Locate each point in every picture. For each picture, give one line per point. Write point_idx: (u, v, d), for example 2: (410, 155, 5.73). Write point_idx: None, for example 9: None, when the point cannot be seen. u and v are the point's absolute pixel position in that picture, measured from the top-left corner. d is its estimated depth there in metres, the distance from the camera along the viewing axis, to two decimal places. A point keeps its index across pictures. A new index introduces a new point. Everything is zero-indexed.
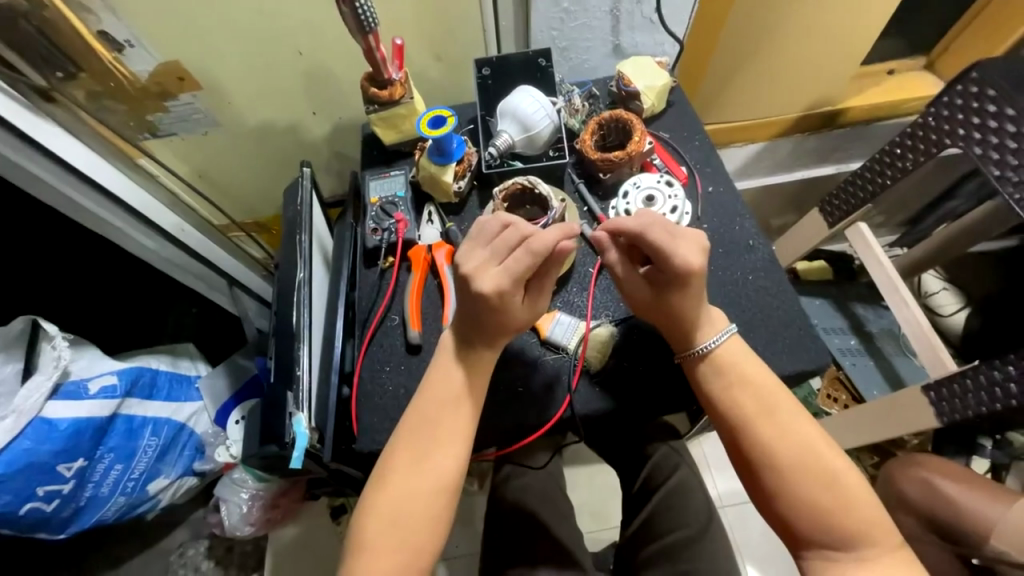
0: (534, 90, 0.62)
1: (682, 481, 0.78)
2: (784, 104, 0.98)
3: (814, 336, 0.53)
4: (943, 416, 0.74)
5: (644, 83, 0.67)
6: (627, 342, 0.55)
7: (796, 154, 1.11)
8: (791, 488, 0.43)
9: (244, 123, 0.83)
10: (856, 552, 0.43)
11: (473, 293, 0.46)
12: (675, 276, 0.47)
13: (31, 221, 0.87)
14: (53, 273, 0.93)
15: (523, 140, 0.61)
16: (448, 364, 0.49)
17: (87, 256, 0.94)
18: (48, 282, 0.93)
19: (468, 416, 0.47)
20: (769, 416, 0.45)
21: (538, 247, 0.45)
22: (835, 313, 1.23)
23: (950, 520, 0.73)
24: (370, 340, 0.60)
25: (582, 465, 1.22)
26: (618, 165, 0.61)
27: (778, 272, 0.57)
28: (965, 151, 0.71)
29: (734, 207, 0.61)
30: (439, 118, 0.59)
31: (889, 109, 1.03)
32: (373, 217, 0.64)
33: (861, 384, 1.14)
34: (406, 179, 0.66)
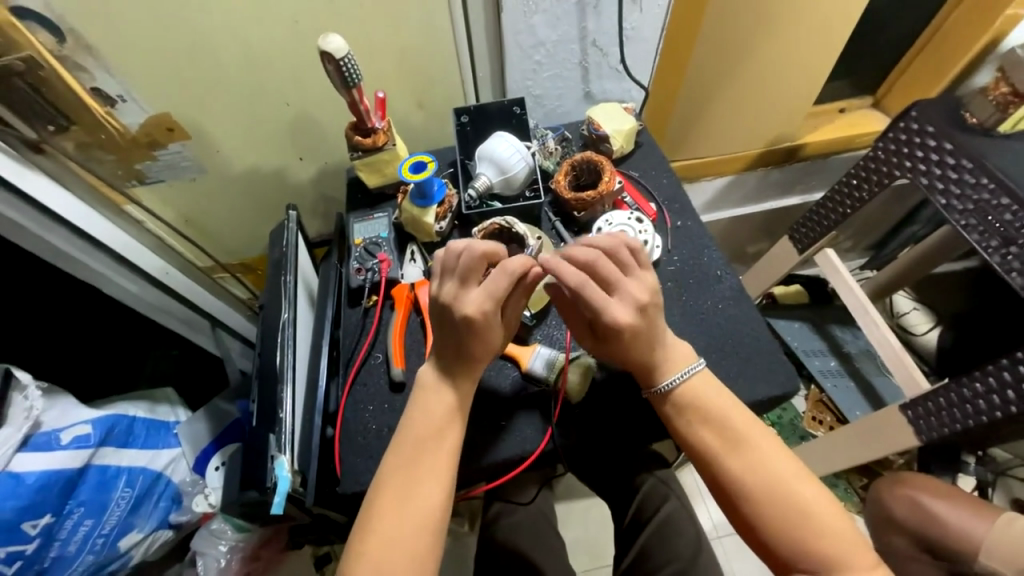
0: (509, 135, 0.66)
1: (671, 512, 0.78)
2: (746, 141, 1.05)
3: (784, 361, 0.55)
4: (921, 435, 0.76)
5: (613, 126, 0.72)
6: (606, 374, 0.57)
7: (762, 186, 1.17)
8: (768, 518, 0.44)
9: (231, 169, 0.86)
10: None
11: (454, 316, 0.48)
12: (609, 331, 0.49)
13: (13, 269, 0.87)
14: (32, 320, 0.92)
15: (500, 181, 0.64)
16: (431, 400, 0.50)
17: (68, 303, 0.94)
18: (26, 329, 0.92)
19: (454, 445, 0.48)
20: (738, 445, 0.47)
21: (512, 267, 0.48)
22: (813, 336, 1.27)
23: (939, 540, 0.74)
24: (354, 379, 0.61)
25: (574, 499, 1.19)
26: (590, 204, 0.65)
27: (747, 301, 0.60)
28: (913, 181, 0.77)
29: (702, 239, 0.65)
30: (420, 164, 0.62)
31: (844, 144, 1.11)
32: (357, 257, 0.66)
33: (844, 406, 1.16)
34: (389, 221, 0.68)
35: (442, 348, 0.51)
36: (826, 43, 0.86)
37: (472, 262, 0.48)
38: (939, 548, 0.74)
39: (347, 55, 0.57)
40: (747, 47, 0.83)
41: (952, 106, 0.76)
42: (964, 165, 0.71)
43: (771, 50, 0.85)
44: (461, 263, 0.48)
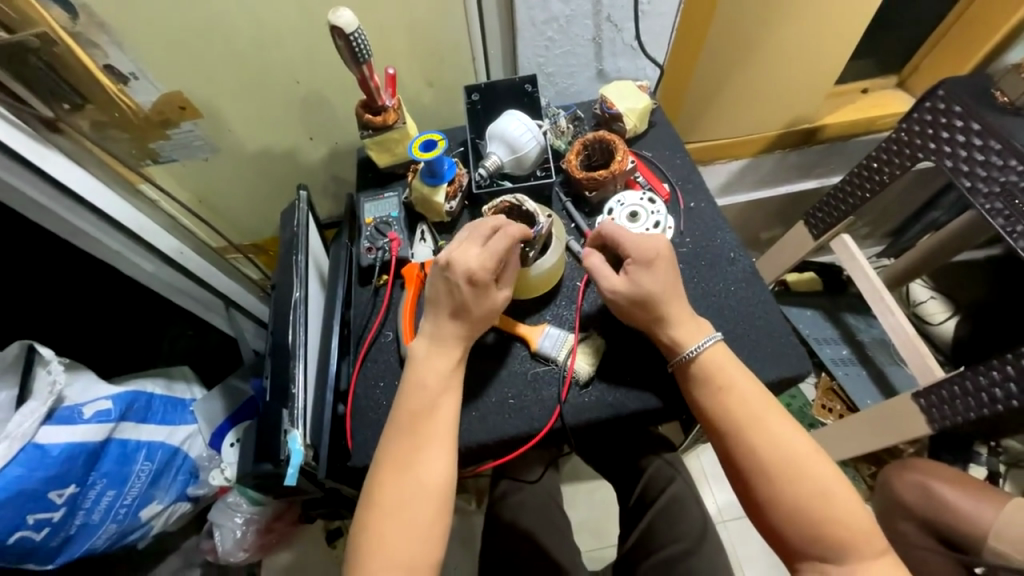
0: (520, 113, 0.65)
1: (676, 494, 0.79)
2: (765, 122, 1.02)
3: (795, 345, 0.55)
4: (933, 422, 0.76)
5: (626, 105, 0.70)
6: (619, 352, 0.55)
7: (779, 169, 1.14)
8: (780, 499, 0.44)
9: (243, 148, 0.86)
10: (846, 566, 0.43)
11: (458, 271, 0.49)
12: (640, 258, 0.50)
13: (34, 247, 0.89)
14: (54, 298, 0.94)
15: (511, 161, 0.64)
16: (437, 377, 0.50)
17: (87, 281, 0.96)
18: (48, 307, 0.94)
19: (451, 408, 0.49)
20: (758, 428, 0.46)
21: (511, 229, 0.51)
22: (826, 323, 1.25)
23: (949, 525, 0.74)
24: (364, 358, 0.61)
25: (580, 481, 1.21)
26: (603, 183, 0.63)
27: (760, 283, 0.59)
28: (938, 164, 0.75)
29: (715, 221, 0.64)
30: (430, 142, 0.62)
31: (864, 125, 1.07)
32: (368, 236, 0.65)
33: (854, 394, 1.15)
34: (399, 201, 0.68)
35: (436, 305, 0.51)
36: (854, 17, 0.82)
37: (480, 230, 0.51)
38: (948, 532, 0.74)
39: (357, 29, 0.56)
40: (770, 21, 0.80)
41: (981, 84, 0.73)
42: (992, 147, 0.69)
43: (796, 24, 0.81)
44: (471, 232, 0.51)
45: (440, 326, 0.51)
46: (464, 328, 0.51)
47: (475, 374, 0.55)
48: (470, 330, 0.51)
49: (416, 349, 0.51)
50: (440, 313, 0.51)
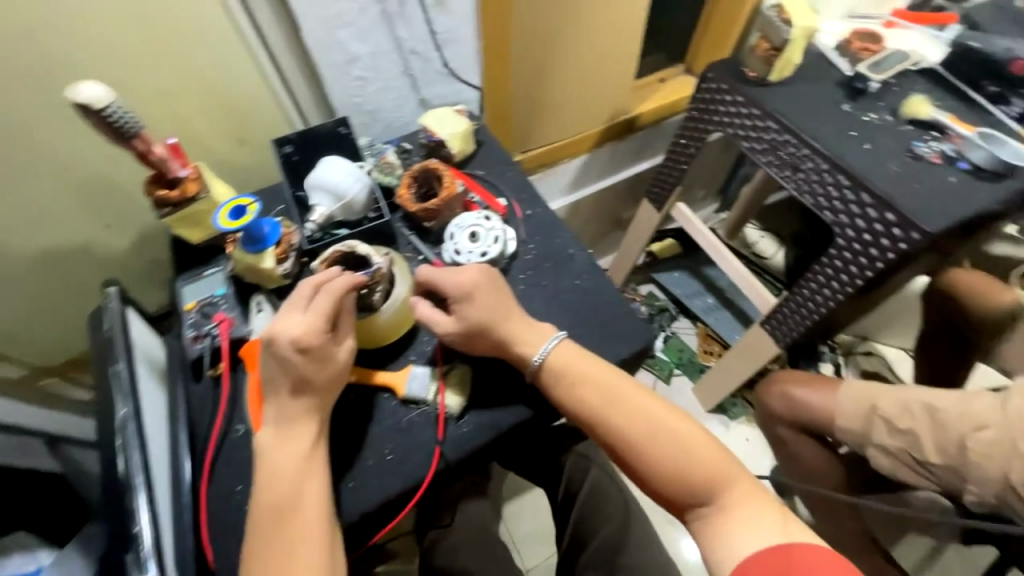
0: (338, 158, 0.63)
1: (596, 481, 0.83)
2: (589, 119, 1.13)
3: (639, 319, 0.60)
4: (780, 340, 0.98)
5: (447, 130, 0.72)
6: (487, 376, 0.55)
7: (614, 158, 1.27)
8: (648, 462, 0.48)
9: (18, 256, 0.71)
10: (719, 504, 0.46)
11: (282, 344, 0.46)
12: (458, 293, 0.52)
13: None
14: None
15: (340, 208, 0.61)
16: (295, 459, 0.46)
17: None
18: None
19: (319, 490, 0.46)
20: (611, 403, 0.50)
21: (334, 285, 0.48)
22: (691, 280, 1.42)
23: (809, 420, 0.88)
24: (213, 461, 0.54)
25: (520, 495, 1.21)
26: (438, 211, 0.64)
27: (600, 271, 0.64)
28: (724, 132, 0.92)
29: (552, 222, 0.68)
30: (239, 208, 0.57)
31: (669, 108, 1.23)
32: (192, 324, 0.59)
33: (724, 332, 1.33)
34: (224, 275, 0.62)
35: (277, 385, 0.47)
36: (626, 19, 0.95)
37: (300, 294, 0.48)
38: (809, 424, 0.89)
39: (112, 103, 0.49)
40: (562, 32, 0.88)
41: (733, 66, 0.89)
42: (752, 112, 0.85)
43: (583, 31, 0.91)
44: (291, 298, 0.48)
45: (286, 408, 0.47)
46: (316, 401, 0.48)
47: (344, 442, 0.52)
48: (321, 401, 0.48)
49: (263, 439, 0.47)
50: (281, 394, 0.47)
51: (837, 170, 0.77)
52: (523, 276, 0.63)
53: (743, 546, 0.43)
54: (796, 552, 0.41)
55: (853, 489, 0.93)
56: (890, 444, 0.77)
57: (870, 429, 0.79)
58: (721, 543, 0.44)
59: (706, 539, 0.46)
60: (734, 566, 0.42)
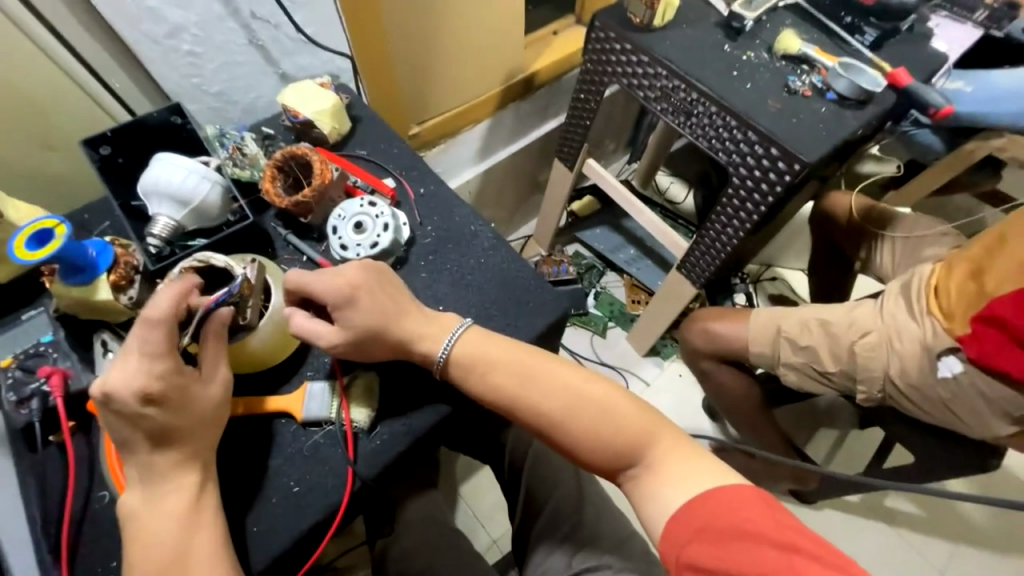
0: (175, 156, 0.52)
1: (539, 449, 0.82)
2: (484, 81, 1.06)
3: (551, 290, 0.58)
4: (695, 280, 1.03)
5: (312, 108, 0.62)
6: (395, 379, 0.50)
7: (520, 121, 1.20)
8: (573, 436, 0.47)
9: None
10: (646, 463, 0.47)
11: (122, 399, 0.38)
12: (338, 299, 0.46)
13: None
14: None
15: (189, 217, 0.52)
16: (174, 519, 0.39)
17: None
18: None
19: (213, 545, 0.39)
20: (528, 384, 0.48)
21: (176, 313, 0.41)
22: (613, 234, 1.43)
23: (727, 350, 0.92)
24: (74, 542, 0.44)
25: (475, 473, 1.20)
26: (313, 204, 0.56)
27: (506, 245, 0.60)
28: (619, 82, 0.90)
29: (448, 198, 0.62)
30: (41, 233, 0.45)
31: (565, 63, 1.20)
32: (11, 385, 0.46)
33: (647, 279, 1.37)
34: (51, 316, 0.50)
35: (133, 440, 0.40)
36: None
37: (133, 335, 0.40)
38: (727, 354, 0.93)
39: None
40: None
41: (619, 11, 0.86)
42: (642, 59, 0.84)
43: None
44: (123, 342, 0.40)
45: (152, 462, 0.40)
46: (187, 449, 0.41)
47: (240, 483, 0.45)
48: (197, 446, 0.41)
49: (127, 505, 0.40)
50: (138, 448, 0.40)
51: (724, 112, 0.79)
52: (423, 263, 0.58)
53: (672, 501, 0.44)
54: (721, 494, 0.42)
55: (769, 407, 1.00)
56: (795, 360, 0.83)
57: (777, 350, 0.85)
58: (652, 502, 0.45)
59: (638, 498, 0.46)
60: (666, 522, 0.43)
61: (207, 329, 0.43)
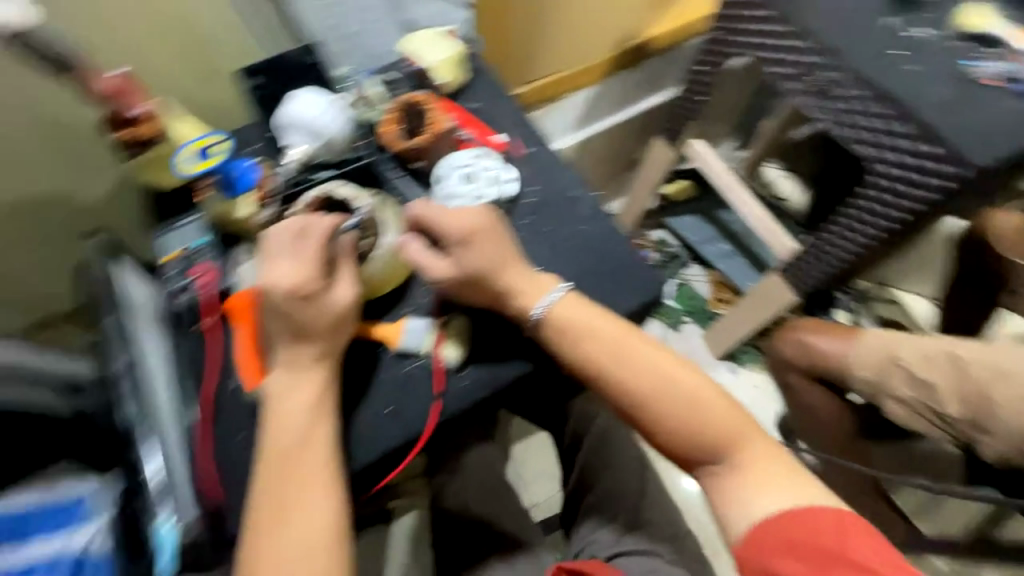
0: (313, 90, 0.57)
1: (602, 427, 0.81)
2: (595, 44, 1.00)
3: (648, 269, 0.56)
4: (796, 288, 0.91)
5: (431, 59, 0.64)
6: (486, 328, 0.53)
7: (626, 93, 1.14)
8: (660, 419, 0.46)
9: None
10: (730, 462, 0.45)
11: (274, 295, 0.45)
12: (457, 236, 0.49)
13: None
14: None
15: (320, 148, 0.55)
16: (302, 406, 0.46)
17: None
18: None
19: (325, 438, 0.46)
20: (618, 359, 0.47)
21: (318, 229, 0.47)
22: (705, 224, 1.34)
23: (823, 368, 0.83)
24: (212, 418, 0.52)
25: (526, 437, 1.23)
26: (429, 149, 0.58)
27: (606, 218, 0.58)
28: (751, 55, 0.80)
29: (556, 161, 0.62)
30: (203, 150, 0.54)
31: (687, 29, 1.09)
32: (175, 277, 0.55)
33: (736, 277, 1.28)
34: (201, 225, 0.57)
35: (277, 334, 0.47)
36: None
37: (282, 242, 0.46)
38: (822, 372, 0.84)
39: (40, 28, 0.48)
40: None
41: None
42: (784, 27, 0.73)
43: None
44: (268, 246, 0.46)
45: (287, 356, 0.47)
46: (320, 348, 0.47)
47: (349, 392, 0.51)
48: (329, 347, 0.48)
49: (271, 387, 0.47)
50: (282, 341, 0.47)
51: (877, 97, 0.68)
52: (524, 223, 0.58)
53: (756, 506, 0.43)
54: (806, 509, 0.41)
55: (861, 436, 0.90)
56: (909, 395, 0.73)
57: (887, 378, 0.75)
58: (732, 502, 0.44)
59: (716, 495, 0.45)
60: (747, 526, 0.42)
61: (337, 249, 0.48)
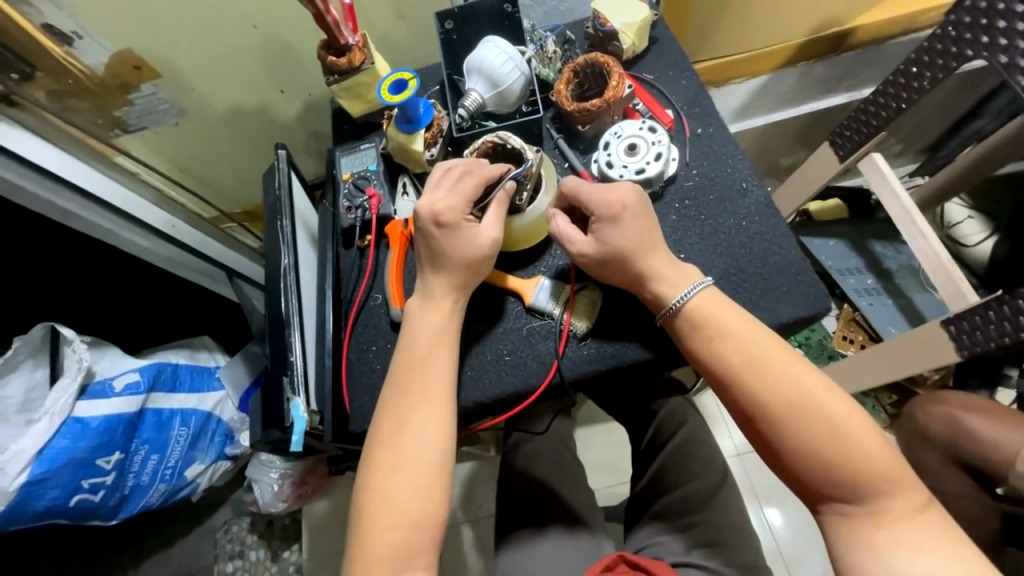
0: (500, 39, 0.58)
1: (689, 437, 0.77)
2: (786, 27, 0.89)
3: (813, 282, 0.51)
4: (963, 350, 0.69)
5: (621, 20, 0.61)
6: (616, 303, 0.53)
7: (802, 86, 0.99)
8: (793, 442, 0.42)
9: (211, 109, 0.83)
10: (870, 507, 0.40)
11: (425, 218, 0.49)
12: (607, 213, 0.48)
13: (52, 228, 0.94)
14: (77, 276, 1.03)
15: (493, 98, 0.57)
16: (432, 332, 0.49)
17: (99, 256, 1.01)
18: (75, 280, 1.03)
19: (446, 366, 0.49)
20: (755, 368, 0.43)
21: (480, 170, 0.50)
22: (849, 253, 1.13)
23: (977, 451, 0.69)
24: (355, 321, 0.60)
25: (594, 423, 1.22)
26: (597, 114, 0.57)
27: (774, 216, 0.54)
28: (989, 62, 0.59)
29: (726, 148, 0.57)
30: (399, 83, 0.55)
31: (904, 22, 0.91)
32: (346, 194, 0.62)
33: (878, 323, 1.05)
34: (377, 152, 0.63)
35: (421, 260, 0.51)
36: None
37: (448, 174, 0.50)
38: (974, 461, 0.69)
39: None
40: None
41: None
42: None
43: None
44: (435, 176, 0.50)
45: (430, 282, 0.50)
46: (456, 283, 0.50)
47: (472, 330, 0.54)
48: (463, 284, 0.50)
49: (409, 307, 0.51)
50: (425, 268, 0.50)
51: None
52: (677, 206, 0.55)
53: (893, 560, 0.38)
54: None
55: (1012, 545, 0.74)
56: None
57: None
58: (861, 549, 0.40)
59: (840, 538, 0.41)
60: None
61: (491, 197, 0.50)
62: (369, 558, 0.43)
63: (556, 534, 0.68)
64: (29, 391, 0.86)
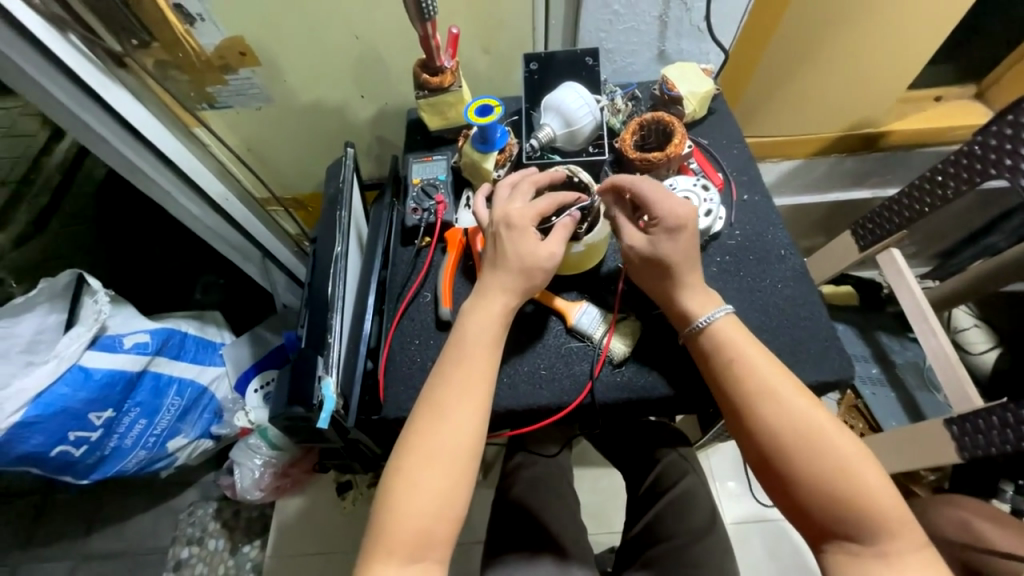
0: (579, 86, 0.64)
1: (691, 488, 0.77)
2: (824, 122, 0.95)
3: (839, 349, 0.54)
4: (963, 451, 0.71)
5: (687, 88, 0.67)
6: (651, 337, 0.56)
7: (833, 175, 1.06)
8: (806, 480, 0.43)
9: (293, 101, 0.89)
10: (880, 548, 0.42)
11: (501, 221, 0.54)
12: (670, 222, 0.51)
13: None
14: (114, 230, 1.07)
15: (565, 134, 0.63)
16: (483, 335, 0.51)
17: None
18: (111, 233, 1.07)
19: (486, 363, 0.51)
20: (773, 397, 0.46)
21: (556, 194, 0.55)
22: (858, 341, 1.16)
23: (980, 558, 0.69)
24: (401, 315, 0.63)
25: (586, 465, 1.22)
26: (655, 165, 0.62)
27: (809, 283, 0.58)
28: (1012, 182, 0.64)
29: (769, 216, 0.62)
30: (485, 107, 0.62)
31: (932, 135, 0.99)
32: (415, 197, 0.68)
33: (879, 413, 1.07)
34: (447, 164, 0.70)
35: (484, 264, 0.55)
36: (928, 24, 0.76)
37: (522, 186, 0.56)
38: None
39: None
40: (834, 23, 0.76)
41: None
42: None
43: (858, 30, 0.76)
44: (511, 188, 0.57)
45: (486, 281, 0.54)
46: (510, 298, 0.53)
47: (513, 342, 0.57)
48: (516, 296, 0.53)
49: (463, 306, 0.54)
50: (483, 274, 0.54)
51: None
52: (718, 260, 0.60)
53: None
54: None
55: None
56: None
57: None
58: None
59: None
60: None
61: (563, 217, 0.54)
62: (389, 542, 0.44)
63: (539, 568, 0.67)
64: (37, 333, 0.85)
